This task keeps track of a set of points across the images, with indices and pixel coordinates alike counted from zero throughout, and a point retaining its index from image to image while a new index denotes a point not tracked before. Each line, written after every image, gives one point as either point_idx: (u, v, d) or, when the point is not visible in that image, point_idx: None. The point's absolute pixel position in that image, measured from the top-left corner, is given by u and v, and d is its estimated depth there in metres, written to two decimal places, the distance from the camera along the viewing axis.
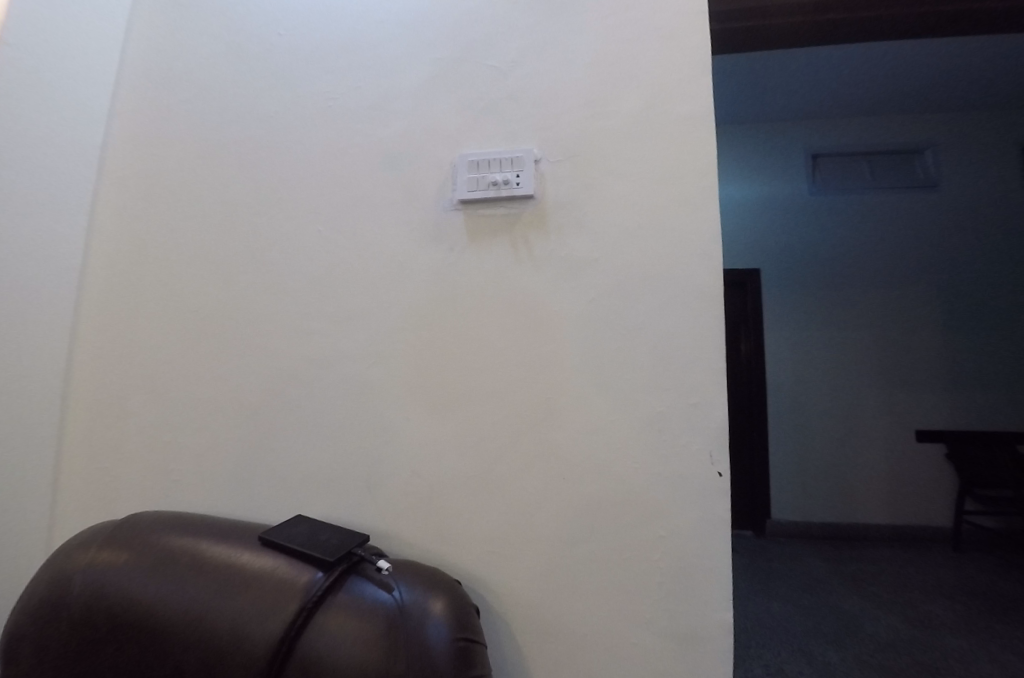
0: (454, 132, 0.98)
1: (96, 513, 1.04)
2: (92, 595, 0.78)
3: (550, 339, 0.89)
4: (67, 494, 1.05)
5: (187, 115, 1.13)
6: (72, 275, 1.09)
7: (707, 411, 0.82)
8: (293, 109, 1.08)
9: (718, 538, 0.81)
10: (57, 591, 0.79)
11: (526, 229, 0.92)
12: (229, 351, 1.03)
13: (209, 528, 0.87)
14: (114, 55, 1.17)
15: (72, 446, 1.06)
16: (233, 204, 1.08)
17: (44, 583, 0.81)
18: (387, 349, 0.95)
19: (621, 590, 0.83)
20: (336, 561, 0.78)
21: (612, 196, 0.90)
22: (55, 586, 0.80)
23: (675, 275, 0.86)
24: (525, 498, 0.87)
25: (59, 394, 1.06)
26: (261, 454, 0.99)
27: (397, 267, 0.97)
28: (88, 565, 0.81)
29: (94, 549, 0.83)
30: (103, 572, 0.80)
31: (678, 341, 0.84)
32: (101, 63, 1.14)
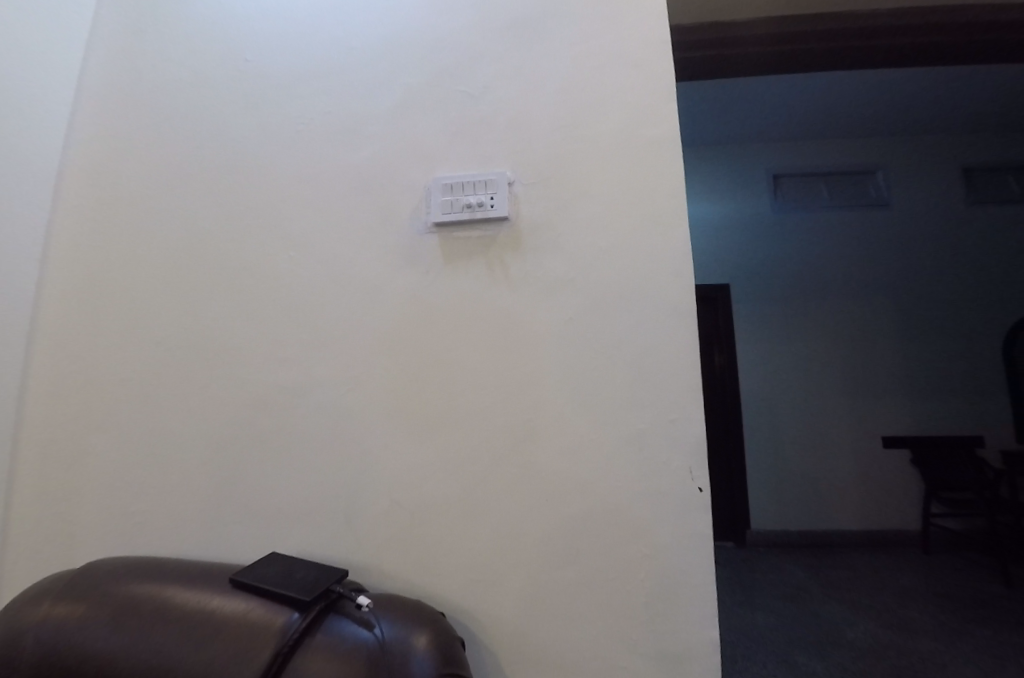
0: (427, 156, 0.98)
1: (49, 559, 0.97)
2: (45, 654, 0.73)
3: (528, 360, 0.89)
4: (17, 541, 0.98)
5: (150, 140, 1.10)
6: (25, 306, 1.04)
7: (686, 426, 0.83)
8: (262, 134, 1.07)
9: (703, 554, 0.80)
10: (7, 652, 0.74)
11: (501, 250, 0.92)
12: (197, 382, 0.99)
13: (176, 573, 0.83)
14: (72, 81, 1.14)
15: (23, 488, 1.00)
16: (200, 231, 1.05)
17: None
18: (363, 375, 0.93)
19: (608, 613, 0.81)
20: (313, 600, 0.75)
21: (585, 217, 0.91)
22: (5, 647, 0.74)
23: (650, 293, 0.87)
24: (509, 523, 0.85)
25: (10, 432, 1.00)
26: (231, 488, 0.95)
27: (372, 291, 0.96)
28: (42, 622, 0.75)
29: (48, 603, 0.78)
30: (58, 628, 0.75)
31: (655, 358, 0.85)
32: (59, 89, 1.11)
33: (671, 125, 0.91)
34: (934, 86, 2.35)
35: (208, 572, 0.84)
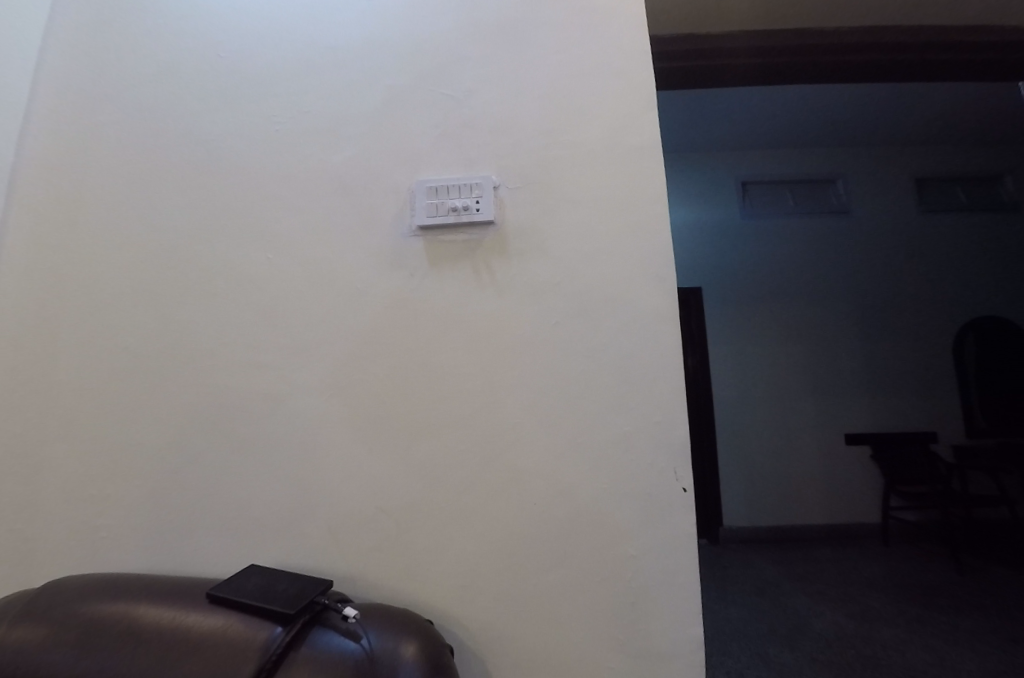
0: (410, 159, 0.98)
1: (6, 579, 0.92)
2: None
3: (513, 364, 0.89)
4: None
5: (116, 137, 1.06)
6: None
7: (670, 428, 0.84)
8: (237, 134, 1.03)
9: (687, 553, 0.82)
10: None
11: (487, 254, 0.92)
12: (168, 390, 0.95)
13: (148, 590, 0.80)
14: (29, 73, 1.08)
15: None
16: (171, 233, 1.01)
17: None
18: (346, 380, 0.91)
19: (595, 614, 0.82)
20: (297, 613, 0.73)
21: (570, 222, 0.92)
22: None
23: (634, 297, 0.88)
24: (496, 529, 0.85)
25: None
26: (207, 500, 0.92)
27: (354, 295, 0.94)
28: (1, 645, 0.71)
29: (8, 626, 0.74)
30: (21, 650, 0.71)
31: (640, 362, 0.87)
32: (15, 81, 1.06)
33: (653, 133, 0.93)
34: (890, 100, 2.46)
35: (183, 588, 0.80)
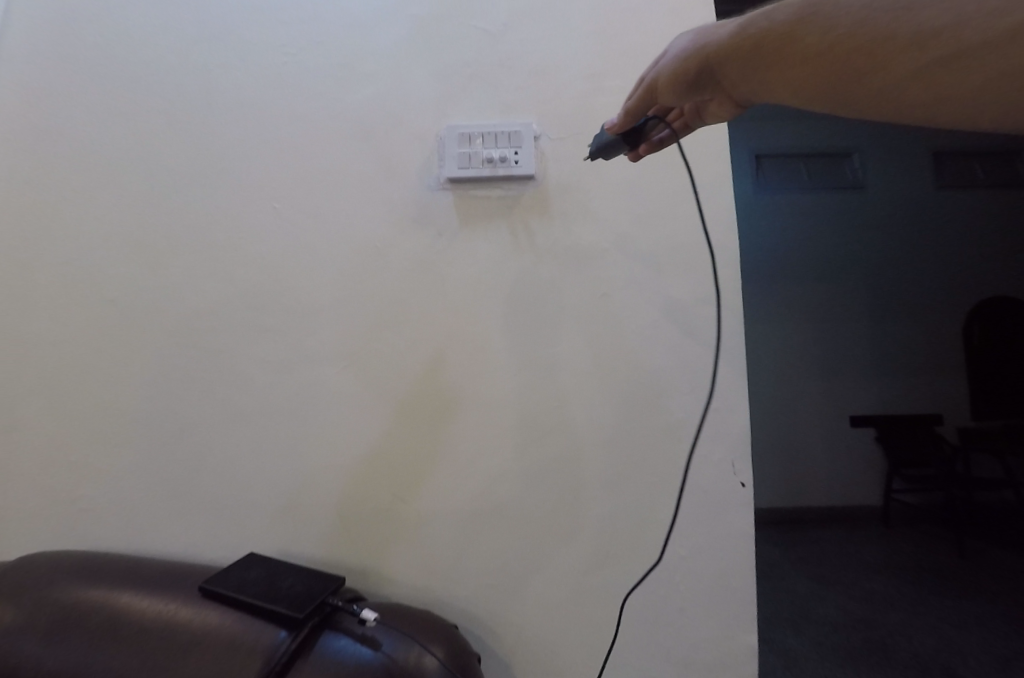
0: (438, 101, 0.86)
1: None
2: None
3: (554, 342, 0.80)
4: None
5: (100, 60, 0.92)
6: None
7: (730, 416, 0.77)
8: (239, 65, 0.91)
9: (744, 554, 0.74)
10: None
11: (526, 212, 0.82)
12: (158, 354, 0.84)
13: (135, 575, 0.71)
14: None
15: None
16: (162, 174, 0.89)
17: None
18: (362, 349, 0.81)
19: (638, 617, 0.75)
20: (305, 616, 0.63)
21: (620, 180, 0.82)
22: None
23: (691, 267, 0.80)
24: (529, 524, 0.77)
25: None
26: (200, 477, 0.81)
27: (373, 253, 0.83)
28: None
29: None
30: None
31: (698, 341, 0.79)
32: None
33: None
34: None
35: (175, 575, 0.71)
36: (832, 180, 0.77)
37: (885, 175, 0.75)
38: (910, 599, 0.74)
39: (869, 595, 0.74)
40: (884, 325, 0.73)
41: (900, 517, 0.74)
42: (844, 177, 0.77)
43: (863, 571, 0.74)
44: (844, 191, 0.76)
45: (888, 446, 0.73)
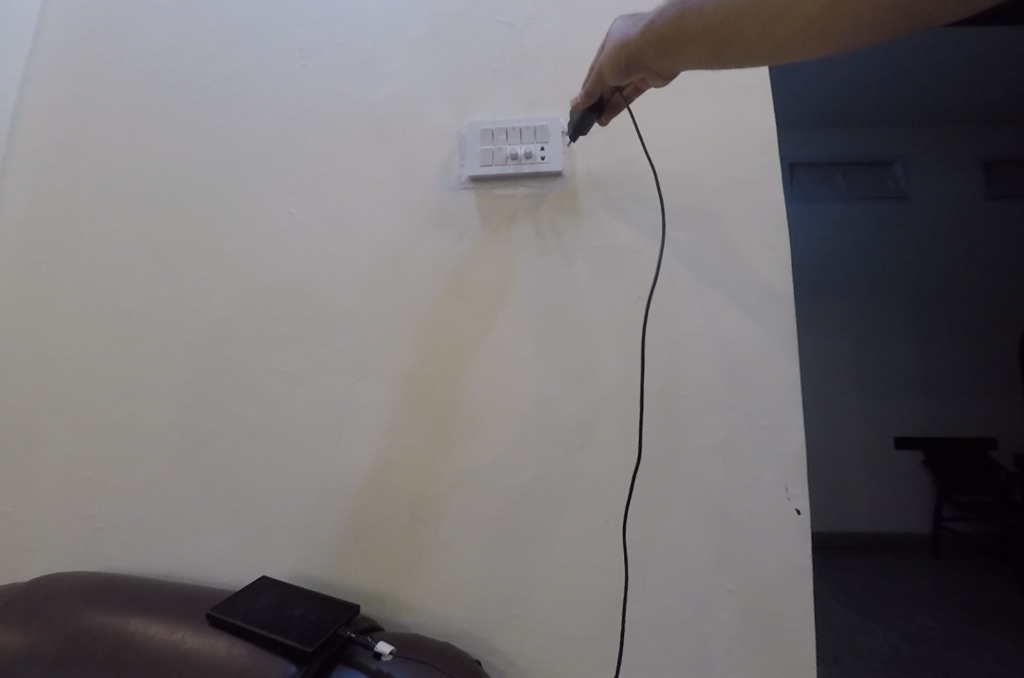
0: (458, 97, 0.82)
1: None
2: None
3: (585, 349, 0.74)
4: None
5: (126, 71, 0.92)
6: None
7: (781, 434, 0.69)
8: (259, 70, 0.89)
9: (800, 591, 0.67)
10: None
11: (553, 211, 0.77)
12: (174, 364, 0.82)
13: (144, 599, 0.67)
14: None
15: None
16: (182, 181, 0.87)
17: None
18: (381, 359, 0.77)
19: (679, 656, 0.68)
20: (317, 648, 0.58)
21: (654, 175, 0.77)
22: None
23: (732, 268, 0.74)
24: (558, 548, 0.71)
25: None
26: (214, 492, 0.78)
27: (392, 257, 0.79)
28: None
29: None
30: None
31: (742, 350, 0.72)
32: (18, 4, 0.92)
33: (756, 74, 0.78)
34: None
35: (185, 599, 0.68)
36: (874, 190, 0.68)
37: (930, 187, 0.67)
38: (967, 630, 0.63)
39: (919, 630, 0.64)
40: (929, 355, 0.64)
41: (952, 547, 0.64)
42: (887, 186, 0.68)
43: (910, 606, 0.64)
44: (891, 203, 0.67)
45: (938, 472, 0.65)
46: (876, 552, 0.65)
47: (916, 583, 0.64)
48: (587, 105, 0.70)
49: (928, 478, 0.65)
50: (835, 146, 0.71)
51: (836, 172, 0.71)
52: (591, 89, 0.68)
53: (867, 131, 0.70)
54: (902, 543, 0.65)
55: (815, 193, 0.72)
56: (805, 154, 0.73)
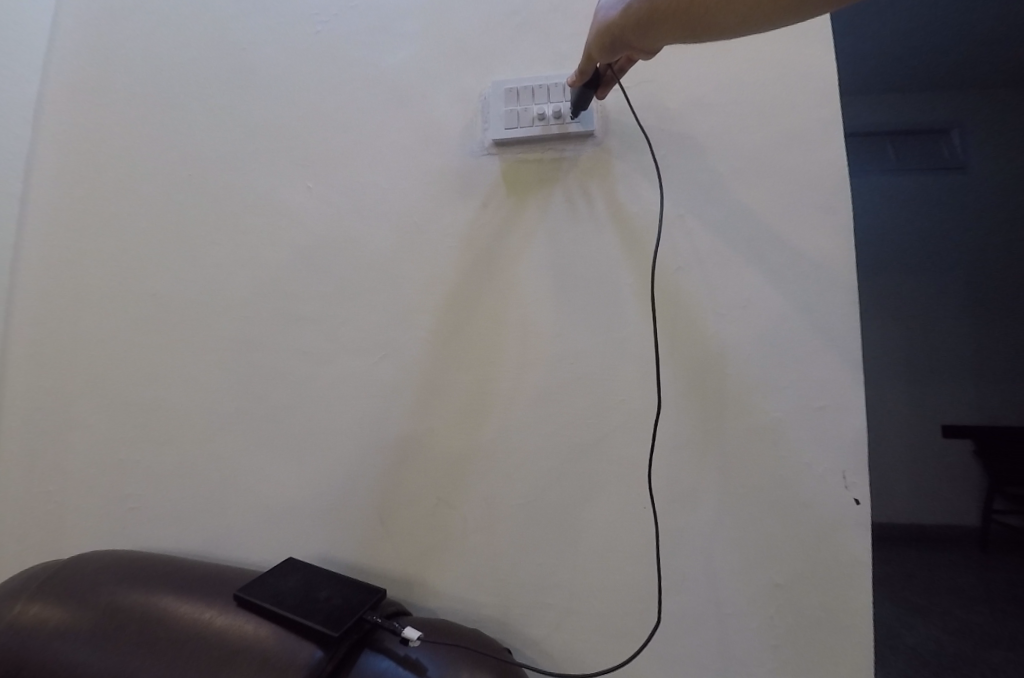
0: (481, 58, 0.77)
1: (38, 550, 0.81)
2: (12, 666, 0.59)
3: (622, 324, 0.70)
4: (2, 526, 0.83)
5: (143, 47, 0.91)
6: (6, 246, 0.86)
7: (836, 416, 0.64)
8: (272, 40, 0.86)
9: (859, 587, 0.62)
10: None
11: (585, 176, 0.73)
12: (199, 344, 0.81)
13: (174, 577, 0.66)
14: None
15: (7, 464, 0.83)
16: (201, 159, 0.85)
17: None
18: (404, 334, 0.74)
19: (724, 650, 0.64)
20: (344, 633, 0.57)
21: (694, 134, 0.71)
22: None
23: (783, 235, 0.67)
24: (593, 534, 0.67)
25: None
26: (239, 473, 0.77)
27: (415, 228, 0.76)
28: (8, 624, 0.62)
29: (24, 600, 0.64)
30: (27, 636, 0.60)
31: (794, 324, 0.66)
32: None
33: (807, 20, 0.71)
34: None
35: (214, 579, 0.67)
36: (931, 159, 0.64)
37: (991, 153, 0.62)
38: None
39: (965, 628, 0.59)
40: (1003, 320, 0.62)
41: (1002, 543, 0.59)
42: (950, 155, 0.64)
43: (954, 601, 0.59)
44: (949, 173, 0.63)
45: (990, 465, 0.60)
46: (916, 545, 0.61)
47: (963, 579, 0.59)
48: (581, 83, 0.65)
49: (980, 471, 0.60)
50: (891, 114, 0.67)
51: (886, 142, 0.66)
52: (581, 69, 0.63)
53: (921, 98, 0.65)
54: (948, 537, 0.60)
55: (870, 161, 0.67)
56: (861, 121, 0.68)
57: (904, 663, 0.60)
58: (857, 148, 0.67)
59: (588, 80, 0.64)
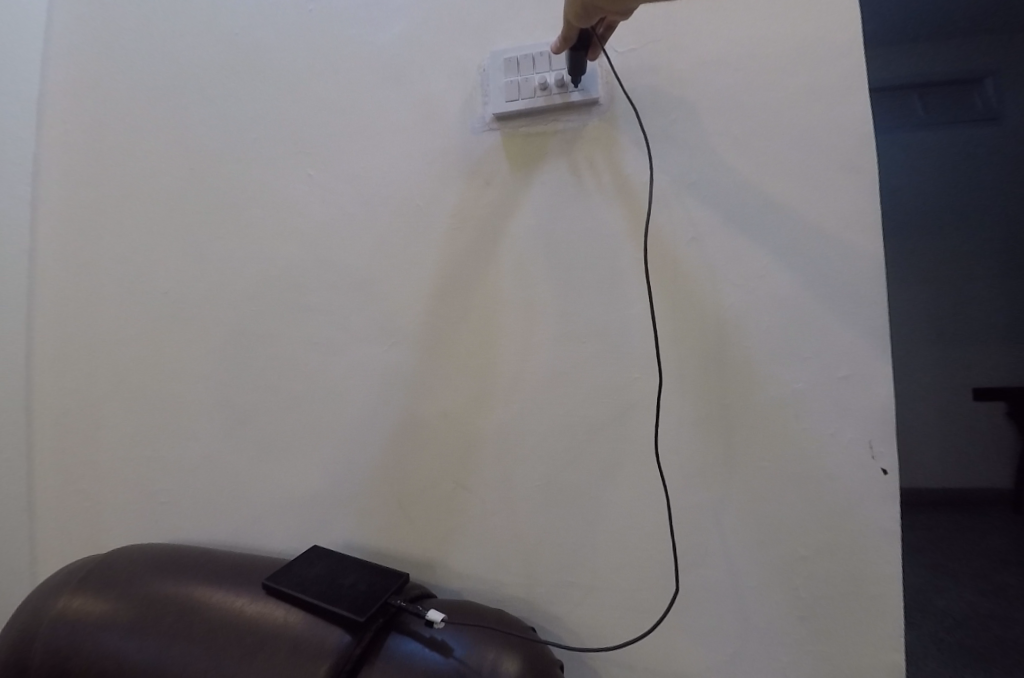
0: (477, 28, 0.74)
1: (77, 544, 0.84)
2: (59, 654, 0.62)
3: (634, 300, 0.68)
4: (41, 522, 0.86)
5: (137, 41, 0.89)
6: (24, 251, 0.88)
7: (862, 385, 0.61)
8: (265, 23, 0.84)
9: (888, 556, 0.60)
10: (19, 650, 0.63)
11: (591, 147, 0.70)
12: (212, 339, 0.81)
13: (204, 567, 0.68)
14: None
15: (40, 463, 0.86)
16: (202, 151, 0.84)
17: (8, 639, 0.64)
18: (414, 320, 0.73)
19: (751, 622, 0.63)
20: (369, 617, 0.58)
21: (703, 96, 0.68)
22: (18, 645, 0.63)
23: (801, 199, 0.64)
24: (613, 512, 0.67)
25: (24, 399, 0.86)
26: (261, 464, 0.78)
27: (419, 211, 0.74)
28: (55, 619, 0.64)
29: (66, 591, 0.66)
30: (71, 627, 0.63)
31: (815, 291, 0.63)
32: None
33: None
34: None
35: (243, 567, 0.68)
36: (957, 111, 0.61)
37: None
38: None
39: (998, 588, 0.58)
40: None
41: None
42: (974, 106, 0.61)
43: (987, 563, 0.58)
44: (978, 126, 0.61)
45: None
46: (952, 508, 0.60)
47: (993, 539, 0.58)
48: (568, 49, 0.63)
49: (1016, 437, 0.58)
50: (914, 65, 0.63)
51: (913, 95, 0.63)
52: (566, 35, 0.61)
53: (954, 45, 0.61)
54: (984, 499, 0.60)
55: (898, 117, 0.63)
56: (885, 73, 0.64)
57: (938, 626, 0.60)
58: (884, 104, 0.64)
59: (574, 45, 0.62)
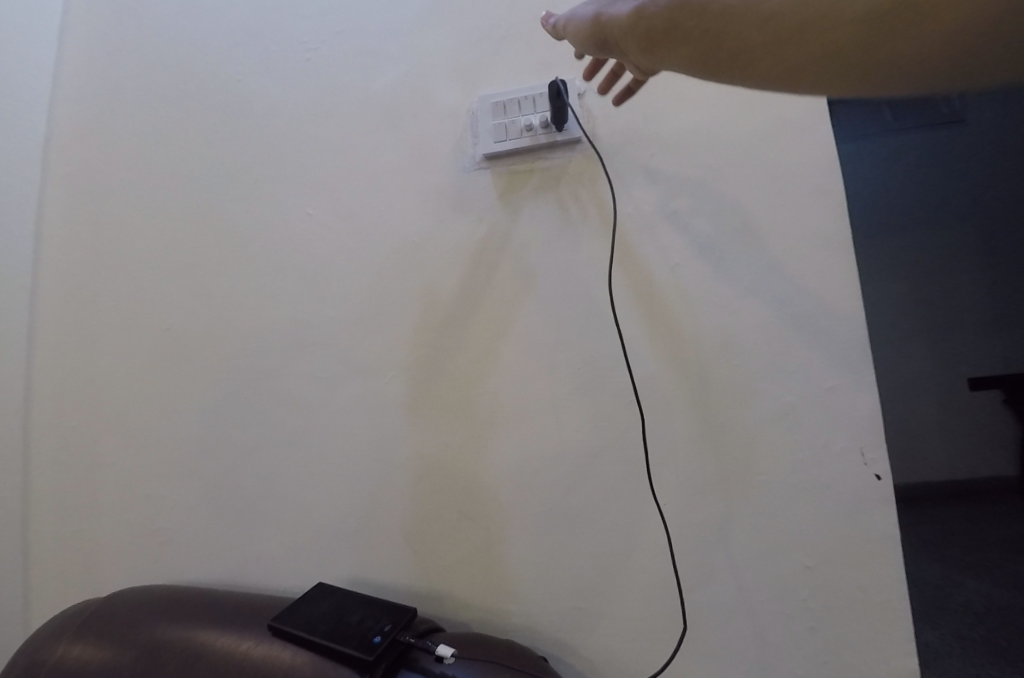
0: (466, 72, 0.77)
1: (76, 589, 0.83)
2: None
3: (624, 325, 0.69)
4: (39, 568, 0.85)
5: (140, 90, 0.92)
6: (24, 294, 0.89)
7: (851, 397, 0.63)
8: (264, 72, 0.87)
9: (890, 564, 0.61)
10: None
11: (576, 180, 0.73)
12: (213, 379, 0.82)
13: (207, 610, 0.67)
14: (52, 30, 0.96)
15: (40, 507, 0.85)
16: (202, 196, 0.86)
17: None
18: (413, 354, 0.75)
19: (759, 637, 0.64)
20: (378, 656, 0.57)
21: (682, 130, 0.71)
22: None
23: (780, 221, 0.67)
24: (615, 535, 0.68)
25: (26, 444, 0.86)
26: (265, 503, 0.78)
27: (413, 248, 0.76)
28: (55, 668, 0.63)
29: (67, 640, 0.66)
30: None
31: (799, 308, 0.65)
32: (34, 39, 0.93)
33: None
34: None
35: (247, 607, 0.68)
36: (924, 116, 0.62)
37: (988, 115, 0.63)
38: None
39: None
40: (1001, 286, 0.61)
41: None
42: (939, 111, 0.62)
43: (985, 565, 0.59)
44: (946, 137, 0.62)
45: None
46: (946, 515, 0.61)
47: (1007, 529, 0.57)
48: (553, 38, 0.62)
49: None
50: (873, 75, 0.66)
51: (883, 105, 0.66)
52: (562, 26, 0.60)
53: None
54: None
55: (861, 129, 0.66)
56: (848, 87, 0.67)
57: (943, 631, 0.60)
58: (848, 116, 0.67)
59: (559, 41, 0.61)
